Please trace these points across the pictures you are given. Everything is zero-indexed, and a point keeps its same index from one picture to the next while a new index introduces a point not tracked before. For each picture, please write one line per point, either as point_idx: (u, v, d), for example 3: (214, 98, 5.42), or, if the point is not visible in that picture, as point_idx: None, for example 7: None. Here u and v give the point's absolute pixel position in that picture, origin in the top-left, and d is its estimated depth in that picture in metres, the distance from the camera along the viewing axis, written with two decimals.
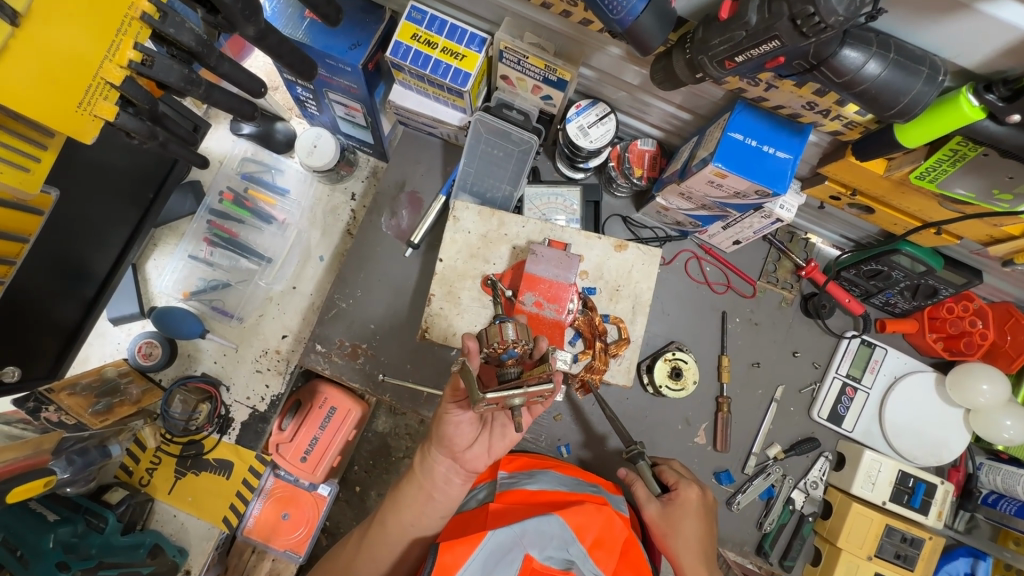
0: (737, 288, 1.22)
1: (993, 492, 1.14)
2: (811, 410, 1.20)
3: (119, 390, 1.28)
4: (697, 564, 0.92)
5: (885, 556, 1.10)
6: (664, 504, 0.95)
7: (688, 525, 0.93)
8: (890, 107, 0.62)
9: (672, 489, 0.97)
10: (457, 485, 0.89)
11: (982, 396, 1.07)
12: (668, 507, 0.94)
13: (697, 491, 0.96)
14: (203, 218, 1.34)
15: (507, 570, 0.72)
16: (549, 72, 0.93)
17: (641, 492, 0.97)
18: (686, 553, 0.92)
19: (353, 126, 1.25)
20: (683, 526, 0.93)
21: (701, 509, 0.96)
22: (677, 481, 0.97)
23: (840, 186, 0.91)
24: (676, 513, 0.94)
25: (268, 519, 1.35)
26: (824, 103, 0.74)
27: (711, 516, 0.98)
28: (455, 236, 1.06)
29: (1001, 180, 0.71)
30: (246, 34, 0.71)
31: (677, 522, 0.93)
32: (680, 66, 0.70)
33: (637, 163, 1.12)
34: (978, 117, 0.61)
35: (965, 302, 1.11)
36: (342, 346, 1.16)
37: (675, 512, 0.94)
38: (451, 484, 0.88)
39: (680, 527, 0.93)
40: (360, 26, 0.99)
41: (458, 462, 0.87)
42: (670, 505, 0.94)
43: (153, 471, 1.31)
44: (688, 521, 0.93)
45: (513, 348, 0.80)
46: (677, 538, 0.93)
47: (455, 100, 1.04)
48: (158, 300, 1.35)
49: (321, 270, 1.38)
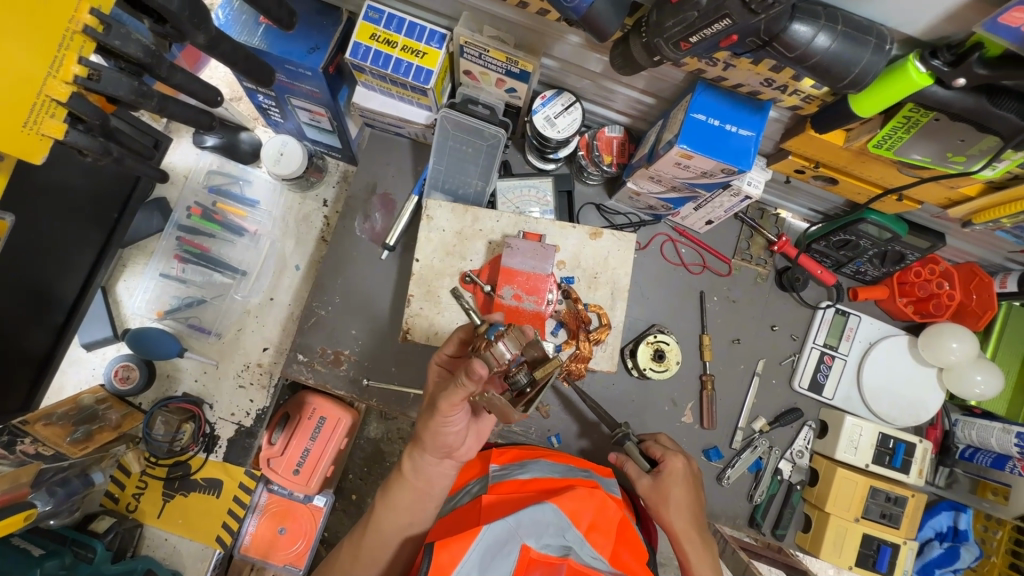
0: (713, 267, 1.24)
1: (969, 446, 1.18)
2: (792, 381, 1.22)
3: (97, 417, 1.25)
4: (693, 531, 0.93)
5: (871, 516, 1.12)
6: (654, 477, 0.96)
7: (677, 494, 0.94)
8: (842, 79, 0.63)
9: (659, 463, 0.98)
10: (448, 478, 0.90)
11: (953, 353, 1.11)
12: (658, 479, 0.96)
13: (682, 462, 0.98)
14: (172, 235, 1.30)
15: (505, 561, 0.71)
16: (511, 64, 0.93)
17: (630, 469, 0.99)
18: (682, 522, 0.93)
19: (319, 131, 1.24)
20: (675, 495, 0.94)
21: (688, 478, 0.97)
22: (663, 453, 0.98)
23: (803, 160, 0.93)
24: (665, 485, 0.95)
25: (265, 535, 1.34)
26: (780, 78, 0.75)
27: (699, 484, 1.00)
28: (430, 234, 1.06)
29: (953, 143, 0.73)
30: (196, 43, 0.69)
31: (668, 491, 0.95)
32: (637, 51, 0.71)
33: (606, 150, 1.12)
34: (927, 83, 0.62)
35: (931, 265, 1.16)
36: (324, 354, 1.15)
37: (665, 483, 0.95)
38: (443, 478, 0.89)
39: (671, 497, 0.94)
40: (318, 29, 0.98)
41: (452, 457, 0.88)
42: (659, 478, 0.96)
43: (140, 496, 1.28)
44: (678, 490, 0.95)
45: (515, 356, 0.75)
46: (671, 506, 0.94)
47: (420, 99, 1.03)
48: (132, 322, 1.32)
49: (297, 279, 1.36)
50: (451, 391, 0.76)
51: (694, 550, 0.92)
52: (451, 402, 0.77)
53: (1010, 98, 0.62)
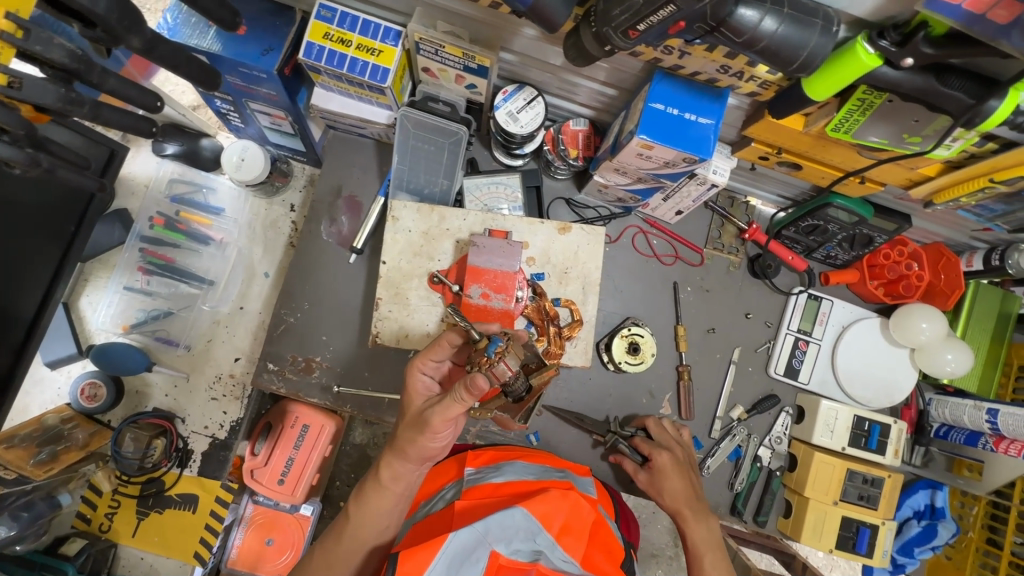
0: (685, 257, 1.24)
1: (943, 424, 1.19)
2: (768, 367, 1.23)
3: (63, 436, 1.21)
4: (691, 513, 0.94)
5: (849, 499, 1.13)
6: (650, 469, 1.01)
7: (671, 485, 0.98)
8: (791, 63, 0.63)
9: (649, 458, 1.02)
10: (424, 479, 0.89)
11: (923, 334, 1.12)
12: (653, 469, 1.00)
13: (667, 451, 1.01)
14: (135, 246, 1.27)
15: (473, 568, 0.70)
16: (468, 60, 0.92)
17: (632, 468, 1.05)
18: (681, 506, 0.96)
19: (281, 135, 1.21)
20: (669, 480, 0.98)
21: (679, 465, 1.00)
22: (648, 447, 1.02)
23: (766, 147, 0.93)
24: (661, 473, 0.99)
25: (252, 547, 1.32)
26: (736, 64, 0.75)
27: (691, 468, 1.03)
28: (397, 235, 1.05)
29: (908, 124, 0.73)
30: (131, 46, 0.66)
31: (664, 478, 0.99)
32: (588, 41, 0.70)
33: (572, 144, 1.11)
34: (876, 64, 0.62)
35: (900, 246, 1.16)
36: (295, 362, 1.13)
37: (659, 471, 1.00)
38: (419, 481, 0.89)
39: (670, 484, 0.98)
40: (270, 30, 0.95)
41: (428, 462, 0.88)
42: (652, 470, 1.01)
43: (113, 516, 1.25)
44: (674, 477, 0.98)
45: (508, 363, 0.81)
46: (669, 493, 0.98)
47: (379, 98, 1.01)
48: (97, 338, 1.28)
49: (267, 286, 1.33)
50: (447, 404, 0.79)
51: (697, 531, 0.93)
52: (444, 416, 0.80)
53: (958, 77, 0.62)
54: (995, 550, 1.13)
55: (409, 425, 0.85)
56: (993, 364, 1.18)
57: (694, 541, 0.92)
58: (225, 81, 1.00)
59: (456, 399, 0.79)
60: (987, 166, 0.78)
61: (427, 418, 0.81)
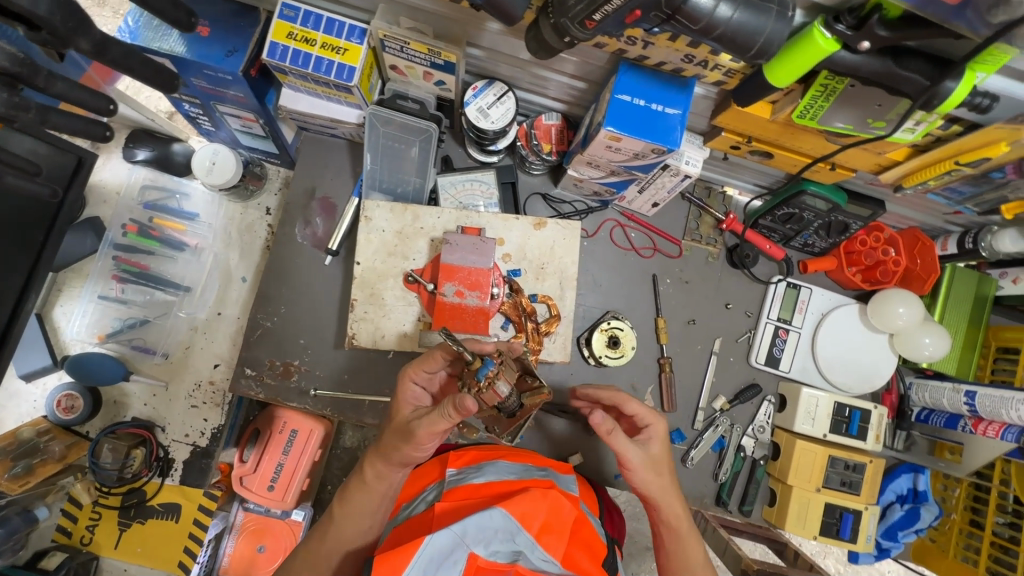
0: (663, 250, 1.24)
1: (924, 408, 1.20)
2: (749, 357, 1.23)
3: (39, 449, 1.20)
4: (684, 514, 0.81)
5: (832, 485, 1.13)
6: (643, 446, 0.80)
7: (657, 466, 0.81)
8: (748, 50, 0.63)
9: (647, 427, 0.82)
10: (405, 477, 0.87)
11: (901, 319, 1.13)
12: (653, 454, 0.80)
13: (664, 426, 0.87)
14: (108, 255, 1.25)
15: (452, 570, 0.68)
16: (434, 56, 0.91)
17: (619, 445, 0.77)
18: (669, 502, 0.80)
19: (253, 138, 1.20)
20: (664, 470, 0.80)
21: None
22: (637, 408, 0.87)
23: (736, 136, 0.92)
24: (659, 461, 0.80)
25: (244, 554, 1.30)
26: (699, 53, 0.74)
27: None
28: (370, 235, 1.04)
29: (872, 109, 0.72)
30: (80, 49, 0.65)
31: (662, 471, 0.80)
32: (547, 33, 0.69)
33: (545, 139, 1.10)
34: (834, 48, 0.61)
35: (876, 232, 1.16)
36: (273, 367, 1.11)
37: (660, 459, 0.80)
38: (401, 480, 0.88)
39: (655, 477, 0.79)
40: (234, 31, 0.94)
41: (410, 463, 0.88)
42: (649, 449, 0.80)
43: (94, 528, 1.24)
44: (665, 469, 0.81)
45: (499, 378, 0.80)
46: (660, 480, 0.79)
47: (348, 98, 1.00)
48: (72, 348, 1.27)
49: (245, 291, 1.32)
50: (433, 418, 0.78)
51: (686, 545, 0.80)
52: (431, 430, 0.79)
53: (915, 60, 0.62)
54: (978, 531, 1.14)
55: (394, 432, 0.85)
56: (970, 347, 1.18)
57: (688, 556, 0.80)
58: (190, 83, 0.99)
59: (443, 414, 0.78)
60: (951, 149, 0.78)
61: (413, 429, 0.80)
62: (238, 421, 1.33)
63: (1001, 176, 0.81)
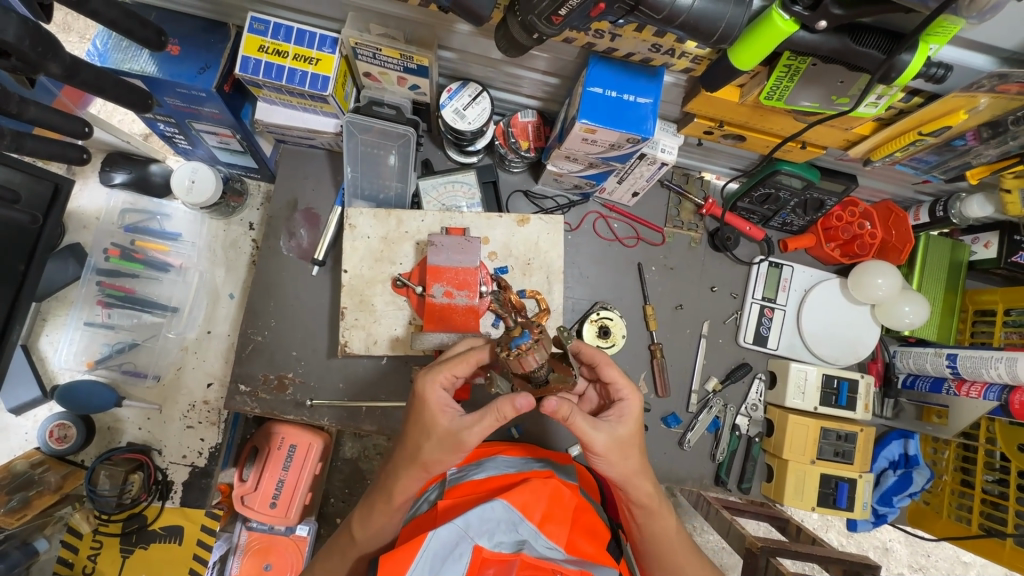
0: (646, 238, 1.25)
1: (909, 374, 1.23)
2: (737, 337, 1.25)
3: (35, 481, 1.19)
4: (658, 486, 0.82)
5: (825, 456, 1.16)
6: (610, 429, 0.76)
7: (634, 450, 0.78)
8: (711, 35, 0.64)
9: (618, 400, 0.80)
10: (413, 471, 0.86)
11: (880, 289, 1.15)
12: (626, 427, 0.77)
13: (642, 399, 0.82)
14: (92, 281, 1.24)
15: (458, 564, 0.68)
16: (406, 60, 0.91)
17: (586, 426, 0.75)
18: (640, 474, 0.79)
19: (231, 153, 1.19)
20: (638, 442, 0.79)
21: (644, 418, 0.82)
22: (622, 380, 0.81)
23: (708, 121, 0.94)
24: (632, 436, 0.78)
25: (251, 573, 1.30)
26: (666, 42, 0.76)
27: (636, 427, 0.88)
28: (356, 243, 1.05)
29: (835, 86, 0.74)
30: (52, 74, 0.66)
31: (634, 446, 0.78)
32: (516, 30, 0.70)
33: (522, 136, 1.11)
34: (793, 29, 0.63)
35: (851, 208, 1.19)
36: (267, 381, 1.11)
37: (632, 434, 0.78)
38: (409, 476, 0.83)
39: (625, 452, 0.77)
40: (206, 47, 0.94)
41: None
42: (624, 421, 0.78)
43: (97, 557, 1.22)
44: (635, 448, 0.78)
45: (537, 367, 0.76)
46: (631, 460, 0.78)
47: (323, 107, 1.00)
48: (61, 377, 1.26)
49: (233, 308, 1.31)
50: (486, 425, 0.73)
51: (663, 515, 0.83)
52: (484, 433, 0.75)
53: (870, 35, 0.65)
54: (969, 490, 1.17)
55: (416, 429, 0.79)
56: (949, 312, 1.22)
57: (665, 531, 0.84)
58: (164, 102, 0.98)
59: (496, 414, 0.73)
60: (914, 120, 0.81)
61: (462, 440, 0.74)
62: (235, 441, 1.33)
63: (963, 144, 0.84)
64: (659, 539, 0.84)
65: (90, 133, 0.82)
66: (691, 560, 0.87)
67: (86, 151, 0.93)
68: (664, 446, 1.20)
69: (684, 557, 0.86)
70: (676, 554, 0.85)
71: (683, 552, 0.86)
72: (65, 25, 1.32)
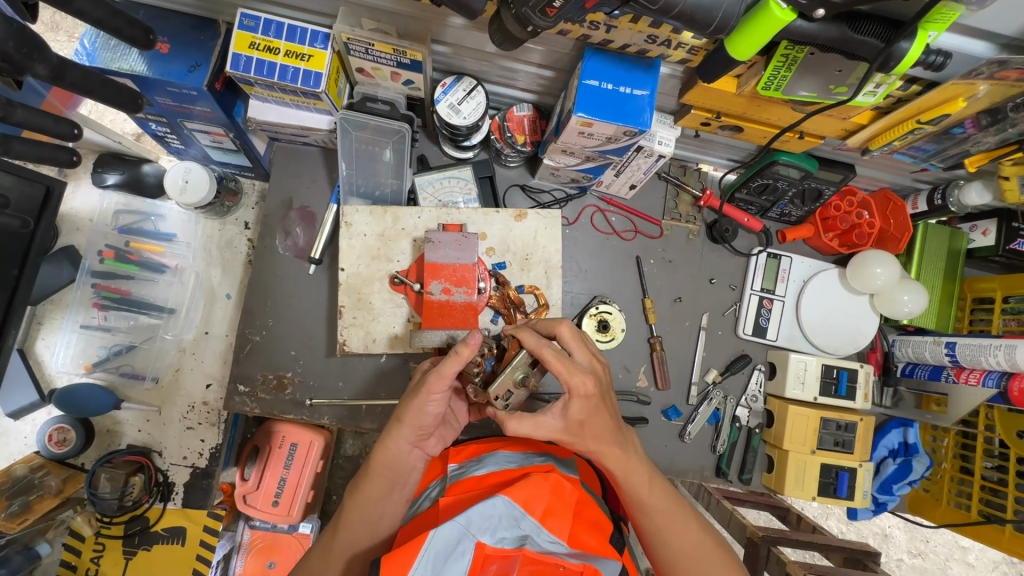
0: (644, 231, 1.25)
1: (909, 363, 1.23)
2: (736, 329, 1.25)
3: (35, 486, 1.18)
4: (626, 456, 0.81)
5: (825, 446, 1.16)
6: (560, 413, 0.77)
7: (597, 420, 0.77)
8: (708, 26, 0.64)
9: (564, 391, 0.76)
10: (417, 468, 0.88)
11: (879, 279, 1.15)
12: (568, 419, 0.76)
13: (592, 384, 0.74)
14: (87, 283, 1.22)
15: (460, 562, 0.67)
16: (399, 55, 0.90)
17: (527, 426, 0.77)
18: (606, 441, 0.79)
19: (224, 152, 1.18)
20: (591, 423, 0.77)
21: (598, 401, 0.76)
22: (565, 375, 0.74)
23: (705, 112, 0.94)
24: (580, 423, 0.77)
25: (256, 572, 1.31)
26: (662, 33, 0.75)
27: (609, 393, 0.81)
28: (352, 241, 1.04)
29: (833, 75, 0.74)
30: (37, 75, 0.65)
31: (584, 429, 0.77)
32: (510, 23, 0.70)
33: (518, 130, 1.10)
34: (790, 18, 0.62)
35: (849, 197, 1.18)
36: (266, 381, 1.11)
37: (578, 423, 0.77)
38: (413, 468, 0.87)
39: (594, 420, 0.77)
40: (196, 45, 0.92)
41: (420, 446, 0.87)
42: (567, 413, 0.76)
43: (99, 559, 1.22)
44: (594, 419, 0.77)
45: (487, 357, 0.85)
46: (586, 440, 0.79)
47: (316, 104, 0.99)
48: (59, 380, 1.26)
49: (230, 308, 1.31)
50: (444, 364, 0.77)
51: (636, 475, 0.81)
52: (441, 376, 0.78)
53: (868, 24, 0.64)
54: (968, 477, 1.17)
55: (410, 395, 0.84)
56: (948, 299, 1.22)
57: (637, 498, 0.82)
58: (155, 101, 0.97)
59: (455, 359, 0.77)
60: (911, 109, 0.80)
61: (427, 381, 0.79)
62: (236, 440, 1.34)
63: (962, 131, 0.84)
64: (636, 504, 0.83)
65: (79, 135, 0.83)
66: (678, 529, 0.83)
67: (77, 154, 0.97)
68: (664, 440, 1.20)
69: (670, 523, 0.83)
70: (657, 519, 0.82)
71: (677, 517, 0.83)
72: (54, 23, 1.31)
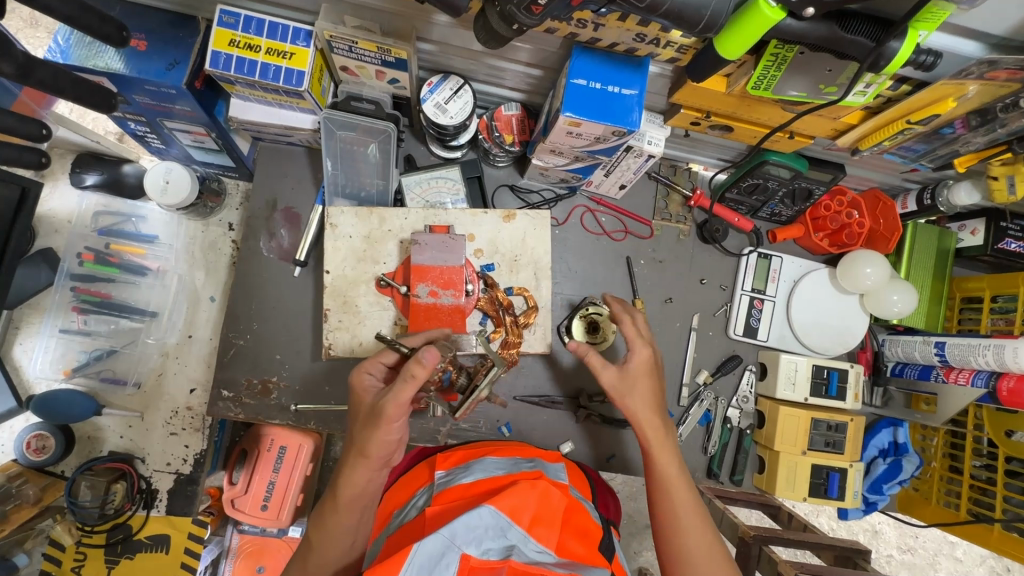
0: (634, 231, 1.24)
1: (899, 362, 1.23)
2: (727, 329, 1.24)
3: (12, 495, 1.15)
4: (664, 433, 0.88)
5: (817, 447, 1.16)
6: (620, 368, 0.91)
7: (644, 384, 0.89)
8: (696, 24, 0.62)
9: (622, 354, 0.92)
10: None
11: (869, 279, 1.14)
12: (625, 371, 0.90)
13: (649, 352, 0.91)
14: (65, 286, 1.19)
15: (446, 574, 0.64)
16: (384, 53, 0.88)
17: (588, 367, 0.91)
18: (648, 411, 0.88)
19: (207, 152, 1.16)
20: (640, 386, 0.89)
21: (653, 369, 0.92)
22: (634, 337, 0.93)
23: (695, 112, 0.93)
24: (633, 379, 0.89)
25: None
26: (650, 32, 0.74)
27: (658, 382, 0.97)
28: (338, 243, 1.02)
29: (822, 74, 0.73)
30: (3, 73, 0.63)
31: (633, 391, 0.89)
32: (495, 21, 0.68)
33: (506, 130, 1.09)
34: (780, 16, 0.60)
35: (839, 197, 1.18)
36: (251, 386, 1.09)
37: (632, 376, 0.90)
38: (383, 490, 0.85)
39: (640, 382, 0.89)
40: (174, 42, 0.90)
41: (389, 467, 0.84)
42: (625, 369, 0.90)
43: (81, 568, 1.21)
44: (643, 382, 0.89)
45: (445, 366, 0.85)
46: (632, 403, 0.88)
47: (299, 103, 0.97)
48: (37, 386, 1.23)
49: (215, 311, 1.28)
50: (398, 390, 0.76)
51: (663, 447, 0.87)
52: (399, 403, 0.76)
53: (858, 22, 0.63)
54: (957, 476, 1.18)
55: (364, 423, 0.81)
56: (937, 299, 1.22)
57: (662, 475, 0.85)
58: (133, 100, 0.94)
59: (408, 378, 0.77)
60: (902, 109, 0.80)
61: (382, 409, 0.77)
62: (223, 444, 1.30)
63: (951, 132, 0.84)
64: (658, 482, 0.85)
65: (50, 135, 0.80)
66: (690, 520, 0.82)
67: (48, 155, 0.94)
68: None
69: (685, 511, 0.83)
70: (674, 503, 0.84)
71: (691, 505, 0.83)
72: (32, 19, 1.27)
